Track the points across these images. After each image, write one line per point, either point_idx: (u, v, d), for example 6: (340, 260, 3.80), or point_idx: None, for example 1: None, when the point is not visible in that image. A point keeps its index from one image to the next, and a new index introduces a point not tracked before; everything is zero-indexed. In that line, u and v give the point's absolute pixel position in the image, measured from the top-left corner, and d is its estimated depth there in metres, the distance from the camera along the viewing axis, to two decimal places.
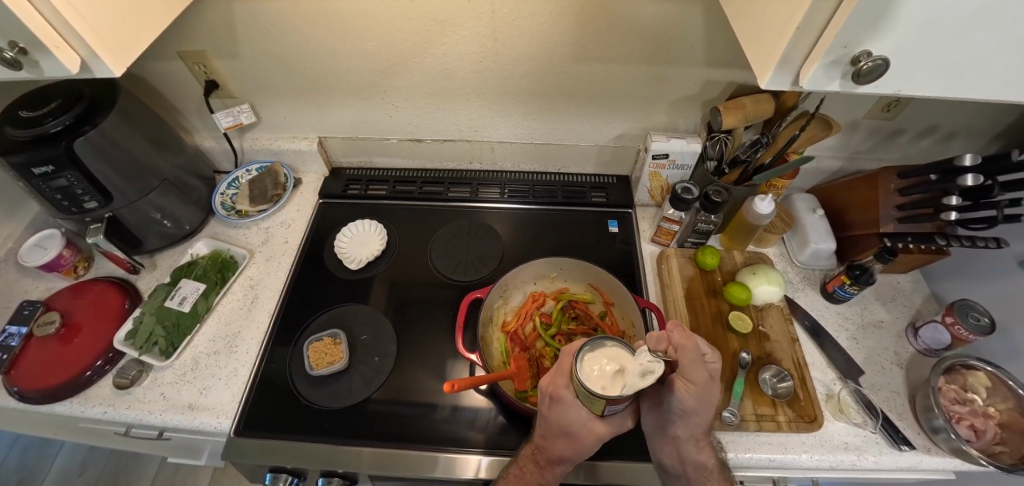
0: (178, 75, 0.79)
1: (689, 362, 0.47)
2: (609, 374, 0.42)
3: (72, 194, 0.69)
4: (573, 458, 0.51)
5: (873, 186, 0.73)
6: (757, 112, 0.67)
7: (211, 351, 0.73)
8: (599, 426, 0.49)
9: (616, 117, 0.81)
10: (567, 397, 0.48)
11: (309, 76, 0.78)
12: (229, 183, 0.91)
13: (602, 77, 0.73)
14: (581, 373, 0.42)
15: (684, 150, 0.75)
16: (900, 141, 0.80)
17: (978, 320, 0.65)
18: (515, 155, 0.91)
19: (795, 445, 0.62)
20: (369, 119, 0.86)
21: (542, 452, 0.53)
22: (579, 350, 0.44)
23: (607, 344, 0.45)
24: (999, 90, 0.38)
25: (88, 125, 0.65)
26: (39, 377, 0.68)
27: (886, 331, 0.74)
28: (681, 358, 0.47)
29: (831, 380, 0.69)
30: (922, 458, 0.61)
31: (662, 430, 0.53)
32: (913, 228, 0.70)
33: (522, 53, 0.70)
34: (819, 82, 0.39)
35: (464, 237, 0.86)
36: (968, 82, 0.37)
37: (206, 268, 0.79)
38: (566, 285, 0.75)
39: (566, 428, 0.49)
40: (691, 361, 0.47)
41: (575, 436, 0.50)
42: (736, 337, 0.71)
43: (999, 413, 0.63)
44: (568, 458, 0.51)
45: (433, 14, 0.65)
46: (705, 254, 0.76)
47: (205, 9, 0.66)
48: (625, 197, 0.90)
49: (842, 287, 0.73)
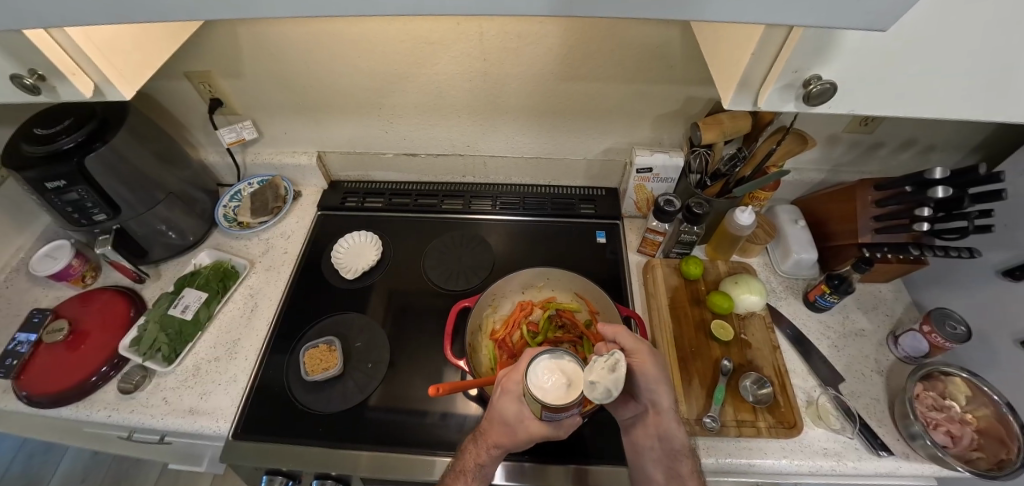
0: (185, 94, 0.83)
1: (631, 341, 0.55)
2: (555, 384, 0.46)
3: (83, 207, 0.72)
4: (508, 450, 0.53)
5: (850, 198, 0.75)
6: (735, 128, 0.69)
7: (211, 357, 0.76)
8: (534, 426, 0.51)
9: (603, 132, 0.84)
10: (510, 395, 0.52)
11: (308, 95, 0.82)
12: (233, 196, 0.93)
13: (588, 95, 0.76)
14: (532, 376, 0.47)
15: (667, 164, 0.78)
16: (880, 154, 0.83)
17: (954, 328, 0.67)
18: (507, 169, 0.94)
19: (773, 450, 0.64)
20: (367, 134, 0.90)
21: (483, 436, 0.54)
22: (538, 358, 0.48)
23: (566, 359, 0.48)
24: (943, 113, 0.40)
25: (99, 142, 0.69)
26: (47, 382, 0.71)
27: (867, 340, 0.76)
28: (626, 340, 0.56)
29: (811, 387, 0.71)
30: (901, 464, 0.62)
31: (643, 412, 0.57)
32: (890, 238, 0.71)
33: (510, 72, 0.74)
34: (775, 103, 0.41)
35: (457, 248, 0.89)
36: (914, 104, 0.39)
37: (208, 277, 0.82)
38: (554, 294, 0.77)
39: (503, 419, 0.52)
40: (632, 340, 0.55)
41: (513, 427, 0.52)
42: (718, 345, 0.72)
43: (977, 419, 0.64)
44: (502, 450, 0.53)
45: (425, 37, 0.69)
46: (689, 264, 0.78)
47: (211, 32, 0.71)
48: (613, 209, 0.92)
49: (822, 296, 0.75)
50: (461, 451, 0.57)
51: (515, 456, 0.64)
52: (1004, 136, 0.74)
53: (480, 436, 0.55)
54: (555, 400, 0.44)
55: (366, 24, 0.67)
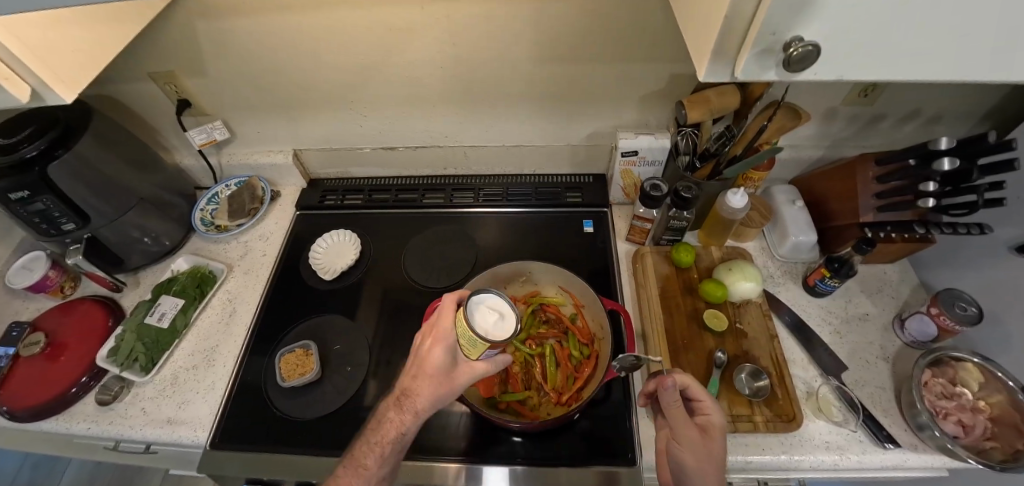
0: (151, 96, 0.80)
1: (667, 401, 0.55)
2: (494, 322, 0.45)
3: (50, 217, 0.71)
4: (429, 415, 0.51)
5: (851, 176, 0.70)
6: (723, 105, 0.64)
7: (189, 365, 0.75)
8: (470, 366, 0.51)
9: (586, 116, 0.80)
10: (433, 351, 0.50)
11: (277, 91, 0.79)
12: (210, 199, 0.91)
13: (566, 77, 0.72)
14: (470, 322, 0.44)
15: (653, 146, 0.74)
16: (882, 127, 0.77)
17: (964, 310, 0.62)
18: (488, 159, 0.90)
19: (772, 446, 0.60)
20: (341, 129, 0.87)
21: (410, 399, 0.50)
22: (467, 301, 0.46)
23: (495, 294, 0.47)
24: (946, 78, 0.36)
25: (62, 149, 0.66)
26: (27, 396, 0.70)
27: (872, 325, 0.71)
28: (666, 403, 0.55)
29: (812, 377, 0.67)
30: (908, 457, 0.59)
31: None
32: (894, 217, 0.67)
33: (482, 57, 0.70)
34: (752, 72, 0.37)
35: (438, 243, 0.86)
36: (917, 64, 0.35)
37: (185, 283, 0.80)
38: (538, 288, 0.74)
39: (432, 381, 0.50)
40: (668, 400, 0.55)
41: (445, 377, 0.50)
42: (712, 336, 0.69)
43: (990, 406, 0.60)
44: (424, 414, 0.51)
45: (389, 23, 0.65)
46: (680, 251, 0.75)
47: (168, 28, 0.67)
48: (601, 196, 0.88)
49: (822, 280, 0.71)
50: (379, 419, 0.53)
51: (509, 460, 0.63)
52: (1017, 101, 0.69)
53: (401, 404, 0.51)
54: (500, 337, 0.44)
55: (328, 13, 0.64)
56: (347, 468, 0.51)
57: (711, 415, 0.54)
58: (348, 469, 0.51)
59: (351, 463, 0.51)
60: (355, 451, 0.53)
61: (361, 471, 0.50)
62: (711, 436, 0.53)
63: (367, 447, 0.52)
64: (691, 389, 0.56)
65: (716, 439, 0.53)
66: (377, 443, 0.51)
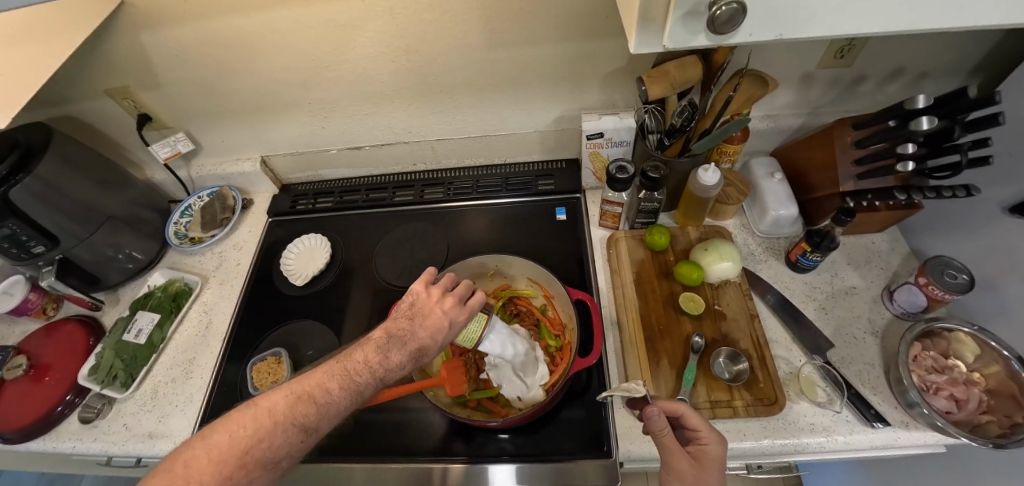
0: (111, 113, 0.80)
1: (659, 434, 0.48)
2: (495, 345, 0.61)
3: (19, 241, 0.69)
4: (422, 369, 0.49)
5: (828, 143, 0.67)
6: (685, 78, 0.60)
7: (168, 379, 0.75)
8: None
9: (549, 100, 0.77)
10: (460, 322, 0.50)
11: (234, 98, 0.78)
12: (183, 212, 0.91)
13: (523, 61, 0.69)
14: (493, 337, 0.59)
15: (619, 126, 0.71)
16: (863, 89, 0.73)
17: (954, 278, 0.59)
18: (456, 152, 0.89)
19: (753, 431, 0.58)
20: (305, 132, 0.85)
21: (423, 351, 0.47)
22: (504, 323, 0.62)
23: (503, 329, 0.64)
24: (912, 28, 0.32)
25: (22, 174, 0.64)
26: (13, 418, 0.70)
27: (859, 298, 0.68)
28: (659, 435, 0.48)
29: (795, 356, 0.64)
30: (899, 435, 0.56)
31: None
32: (876, 183, 0.63)
33: (434, 46, 0.67)
34: (682, 38, 0.33)
35: (411, 241, 0.84)
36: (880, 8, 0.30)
37: (160, 298, 0.81)
38: (508, 281, 0.73)
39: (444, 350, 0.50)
40: (660, 434, 0.48)
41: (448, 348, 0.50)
42: (689, 320, 0.66)
43: (985, 378, 0.57)
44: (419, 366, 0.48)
45: (332, 19, 0.63)
46: (653, 234, 0.72)
47: (114, 43, 0.66)
48: (573, 182, 0.86)
49: (804, 255, 0.68)
50: (386, 353, 0.45)
51: (487, 457, 0.61)
52: (1006, 50, 0.64)
53: (420, 354, 0.46)
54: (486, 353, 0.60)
55: (269, 13, 0.62)
56: (327, 385, 0.43)
57: (708, 445, 0.48)
58: (333, 389, 0.43)
59: (337, 383, 0.43)
60: (339, 371, 0.44)
61: (349, 398, 0.43)
62: (706, 467, 0.47)
63: (362, 374, 0.44)
64: (685, 416, 0.50)
65: (712, 472, 0.47)
66: (376, 375, 0.44)
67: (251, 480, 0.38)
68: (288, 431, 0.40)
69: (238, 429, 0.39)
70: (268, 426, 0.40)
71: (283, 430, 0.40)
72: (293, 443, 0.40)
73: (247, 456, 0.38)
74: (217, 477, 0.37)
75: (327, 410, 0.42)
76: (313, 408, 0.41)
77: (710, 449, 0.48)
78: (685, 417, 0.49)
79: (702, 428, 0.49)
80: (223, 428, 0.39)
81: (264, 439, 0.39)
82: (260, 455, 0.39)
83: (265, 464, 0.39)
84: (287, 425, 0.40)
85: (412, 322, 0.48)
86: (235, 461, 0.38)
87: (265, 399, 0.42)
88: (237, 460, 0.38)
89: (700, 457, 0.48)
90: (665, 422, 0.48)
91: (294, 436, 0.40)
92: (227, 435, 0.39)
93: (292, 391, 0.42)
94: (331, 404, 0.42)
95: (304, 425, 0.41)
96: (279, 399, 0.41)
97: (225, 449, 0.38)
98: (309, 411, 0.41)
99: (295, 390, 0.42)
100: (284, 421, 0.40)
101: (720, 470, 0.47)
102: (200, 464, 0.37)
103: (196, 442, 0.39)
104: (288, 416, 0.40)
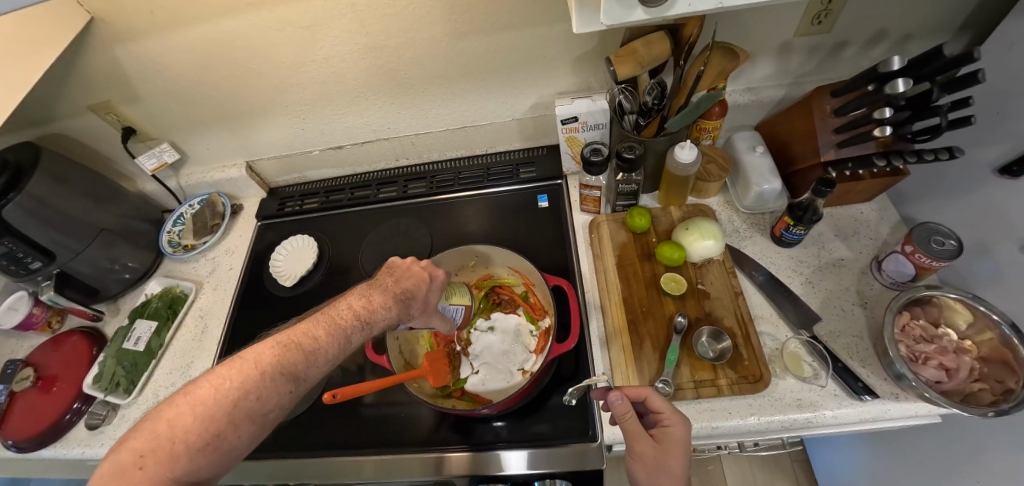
0: (97, 128, 0.81)
1: (623, 418, 0.48)
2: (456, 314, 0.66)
3: (16, 257, 0.71)
4: (403, 321, 0.50)
5: (809, 114, 0.65)
6: (653, 55, 0.59)
7: (168, 384, 0.77)
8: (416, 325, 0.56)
9: (523, 87, 0.76)
10: (437, 277, 0.54)
11: (214, 105, 0.79)
12: (176, 220, 0.92)
13: (492, 49, 0.69)
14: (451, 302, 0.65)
15: (592, 109, 0.70)
16: (846, 55, 0.70)
17: (942, 244, 0.57)
18: (437, 145, 0.89)
19: (739, 409, 0.57)
20: (285, 135, 0.86)
21: (411, 299, 0.50)
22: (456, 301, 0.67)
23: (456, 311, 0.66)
24: None
25: (13, 191, 0.66)
26: (26, 428, 0.72)
27: (847, 270, 0.67)
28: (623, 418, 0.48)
29: (781, 332, 0.63)
30: (889, 407, 0.55)
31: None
32: (858, 151, 0.61)
33: (402, 40, 0.67)
34: (618, 14, 0.36)
35: (396, 236, 0.85)
36: None
37: (157, 306, 0.83)
38: (490, 271, 0.74)
39: (425, 304, 0.52)
40: (624, 418, 0.48)
41: (428, 306, 0.53)
42: (672, 300, 0.66)
43: (977, 346, 0.55)
44: (401, 317, 0.49)
45: (297, 20, 0.63)
46: (634, 216, 0.71)
47: (90, 58, 0.67)
48: (554, 168, 0.86)
49: (788, 229, 0.67)
50: (371, 300, 0.46)
51: (474, 446, 0.61)
52: (993, 4, 0.61)
53: (404, 298, 0.49)
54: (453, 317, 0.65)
55: (234, 20, 0.63)
56: (313, 332, 0.41)
57: (672, 427, 0.49)
58: (321, 335, 0.41)
59: (324, 330, 0.41)
60: (325, 319, 0.42)
61: (337, 345, 0.42)
62: (669, 450, 0.47)
63: (349, 321, 0.43)
64: (649, 400, 0.50)
65: (676, 454, 0.47)
66: (362, 320, 0.44)
67: (238, 437, 0.35)
68: (278, 380, 0.37)
69: (222, 381, 0.35)
70: (255, 376, 0.36)
71: (273, 379, 0.37)
72: (282, 394, 0.37)
73: (235, 410, 0.34)
74: (204, 436, 0.33)
75: (317, 357, 0.40)
76: (302, 355, 0.39)
77: (675, 430, 0.48)
78: (650, 399, 0.50)
79: (667, 410, 0.50)
80: (204, 382, 0.35)
81: (251, 390, 0.35)
82: (250, 408, 0.35)
83: (255, 417, 0.35)
84: (276, 374, 0.37)
85: (392, 276, 0.51)
86: (222, 416, 0.34)
87: (248, 351, 0.38)
88: (224, 416, 0.34)
89: (663, 439, 0.48)
90: (628, 405, 0.48)
91: (285, 385, 0.37)
92: (210, 388, 0.35)
93: (277, 341, 0.39)
94: (320, 350, 0.40)
95: (294, 373, 0.38)
96: (265, 349, 0.38)
97: (210, 404, 0.34)
98: (298, 356, 0.39)
99: (281, 340, 0.39)
100: (273, 369, 0.37)
101: (683, 453, 0.48)
102: (183, 421, 0.33)
103: (169, 403, 0.34)
104: (277, 365, 0.37)
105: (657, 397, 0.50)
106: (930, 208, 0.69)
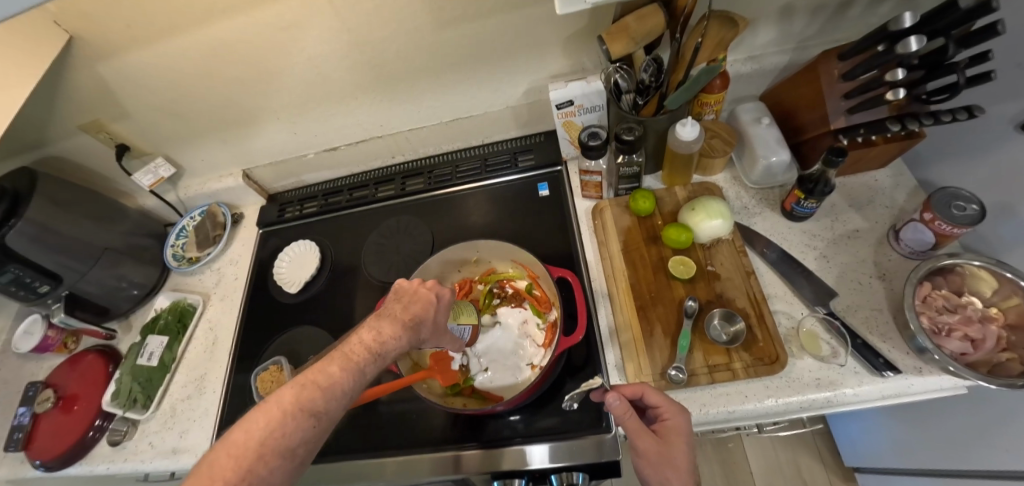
0: (91, 147, 0.81)
1: (621, 419, 0.47)
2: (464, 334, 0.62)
3: (23, 282, 0.71)
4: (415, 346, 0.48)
5: (816, 78, 0.62)
6: (646, 30, 0.55)
7: (184, 396, 0.78)
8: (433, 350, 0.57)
9: (514, 73, 0.74)
10: (444, 297, 0.52)
11: (204, 116, 0.78)
12: (178, 234, 0.93)
13: (480, 35, 0.66)
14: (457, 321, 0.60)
15: (587, 91, 0.68)
16: (853, 14, 0.66)
17: (963, 209, 0.54)
18: (432, 138, 0.87)
19: (756, 392, 0.55)
20: (278, 140, 0.85)
21: (419, 324, 0.48)
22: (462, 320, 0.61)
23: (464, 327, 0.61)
24: None
25: (14, 217, 0.66)
26: (50, 448, 0.72)
27: (863, 241, 0.65)
28: (622, 420, 0.47)
29: (797, 310, 0.62)
30: (912, 382, 0.53)
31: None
32: (871, 115, 0.58)
33: (385, 35, 0.65)
34: None
35: (399, 234, 0.84)
36: None
37: (167, 320, 0.84)
38: (493, 265, 0.74)
39: (435, 325, 0.51)
40: (622, 419, 0.47)
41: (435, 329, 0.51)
42: (681, 284, 0.64)
43: (1004, 313, 0.53)
44: (412, 341, 0.48)
45: (276, 22, 0.61)
46: (638, 199, 0.69)
47: (75, 77, 0.66)
48: (553, 155, 0.84)
49: (798, 203, 0.64)
50: (381, 331, 0.44)
51: (490, 444, 0.61)
52: None
53: (413, 324, 0.47)
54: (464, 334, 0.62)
55: (212, 27, 0.61)
56: (328, 368, 0.39)
57: (672, 420, 0.48)
58: (335, 371, 0.39)
59: (338, 365, 0.39)
60: (338, 354, 0.40)
61: (353, 379, 0.39)
62: (672, 443, 0.47)
63: (362, 353, 0.41)
64: (646, 396, 0.49)
65: (677, 446, 0.47)
66: (375, 353, 0.42)
67: (270, 474, 0.33)
68: (300, 417, 0.35)
69: (249, 424, 0.33)
70: (277, 416, 0.34)
71: (295, 418, 0.34)
72: (305, 430, 0.35)
73: (264, 447, 0.33)
74: (238, 474, 0.31)
75: (335, 391, 0.38)
76: (320, 391, 0.37)
77: (675, 422, 0.48)
78: (647, 395, 0.49)
79: (665, 404, 0.49)
80: (237, 426, 0.33)
81: (274, 429, 0.33)
82: (277, 444, 0.33)
83: (282, 455, 0.33)
84: (299, 411, 0.35)
85: (400, 302, 0.49)
86: (252, 454, 0.32)
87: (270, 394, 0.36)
88: (252, 453, 0.32)
89: (664, 433, 0.48)
90: (627, 408, 0.47)
91: (308, 421, 0.35)
92: (242, 432, 0.33)
93: (296, 381, 0.37)
94: (337, 385, 0.38)
95: (314, 409, 0.36)
96: (287, 388, 0.36)
97: (242, 446, 0.32)
98: (316, 395, 0.36)
99: (300, 378, 0.37)
100: (296, 407, 0.35)
101: (687, 443, 0.47)
102: (220, 465, 0.31)
103: (209, 454, 0.32)
104: (299, 402, 0.35)
105: (654, 390, 0.50)
106: (949, 170, 0.66)
